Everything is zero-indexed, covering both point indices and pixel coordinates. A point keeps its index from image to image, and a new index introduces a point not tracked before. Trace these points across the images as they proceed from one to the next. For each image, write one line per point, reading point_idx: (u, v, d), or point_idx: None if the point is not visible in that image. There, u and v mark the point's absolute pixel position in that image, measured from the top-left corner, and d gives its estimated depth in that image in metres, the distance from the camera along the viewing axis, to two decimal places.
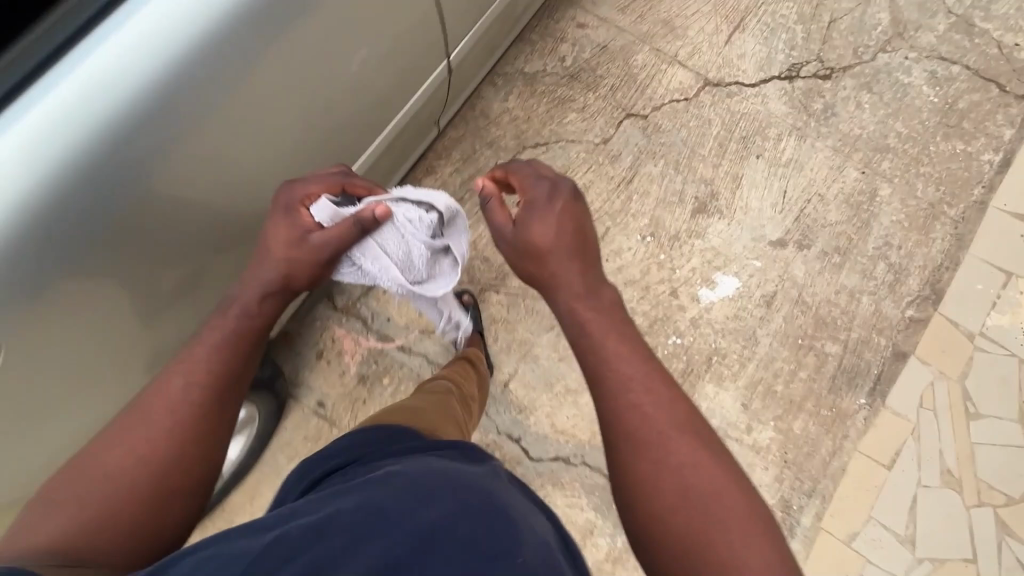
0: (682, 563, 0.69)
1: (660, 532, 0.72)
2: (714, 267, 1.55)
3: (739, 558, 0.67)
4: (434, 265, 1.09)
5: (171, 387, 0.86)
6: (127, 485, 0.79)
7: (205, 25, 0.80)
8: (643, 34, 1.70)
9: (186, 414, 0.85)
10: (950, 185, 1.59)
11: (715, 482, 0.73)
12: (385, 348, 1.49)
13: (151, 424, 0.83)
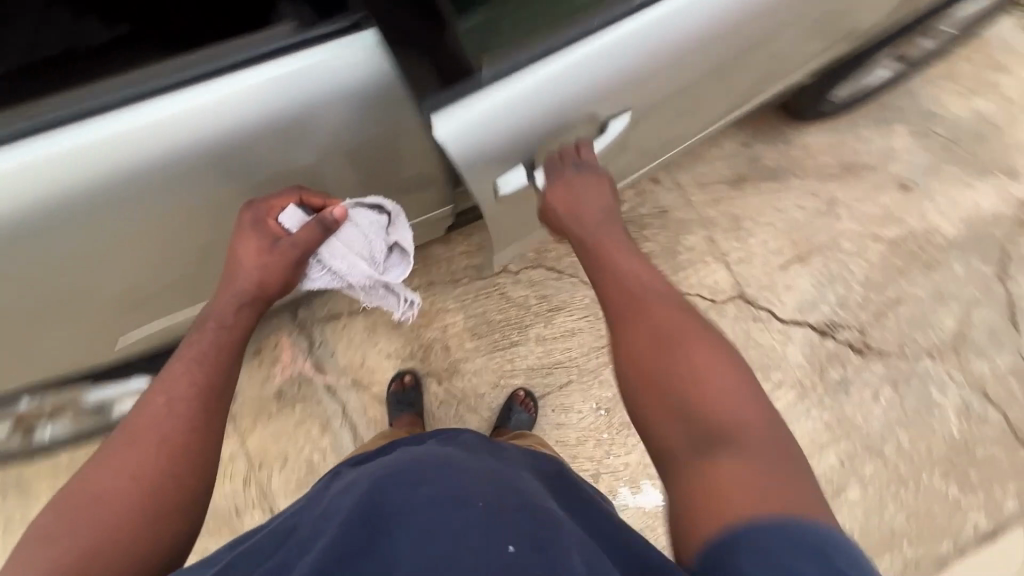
0: (680, 418, 0.69)
1: (655, 411, 0.71)
2: (646, 472, 1.48)
3: (705, 390, 0.69)
4: (399, 258, 0.95)
5: (164, 388, 0.77)
6: (125, 511, 0.68)
7: (238, 131, 0.76)
8: (708, 219, 1.65)
9: (185, 410, 0.75)
10: (924, 526, 1.46)
11: (702, 346, 0.73)
12: (313, 379, 1.51)
13: (142, 435, 0.73)
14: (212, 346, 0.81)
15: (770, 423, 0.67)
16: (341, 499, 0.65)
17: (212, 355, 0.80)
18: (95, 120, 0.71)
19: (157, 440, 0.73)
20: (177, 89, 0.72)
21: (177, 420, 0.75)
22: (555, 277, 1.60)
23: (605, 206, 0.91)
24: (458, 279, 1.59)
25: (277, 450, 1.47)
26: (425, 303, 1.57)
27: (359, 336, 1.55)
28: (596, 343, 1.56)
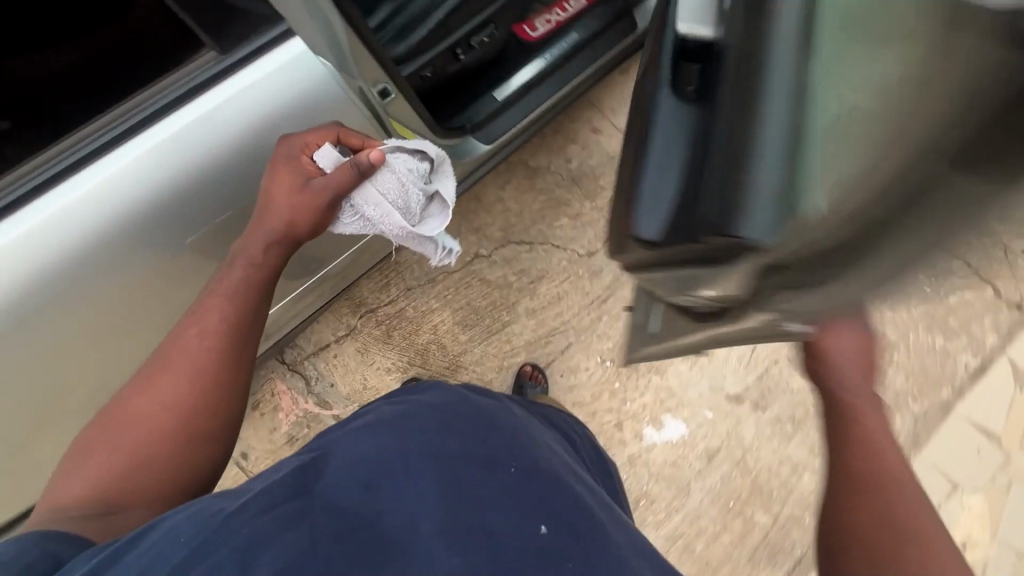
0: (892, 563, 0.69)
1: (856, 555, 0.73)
2: (664, 407, 1.53)
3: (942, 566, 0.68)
4: (436, 208, 1.08)
5: (189, 340, 0.95)
6: (159, 432, 0.88)
7: (187, 164, 0.85)
8: None
9: (199, 367, 0.93)
10: (922, 380, 1.56)
11: (912, 508, 0.74)
12: (320, 415, 1.49)
13: (171, 382, 0.91)
14: (222, 313, 0.97)
15: (953, 562, 0.69)
16: (365, 445, 0.67)
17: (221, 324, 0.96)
18: (66, 179, 0.79)
19: (184, 386, 0.91)
20: (126, 136, 0.81)
21: (200, 372, 0.93)
22: (527, 249, 1.61)
23: (865, 362, 0.85)
24: (434, 278, 1.58)
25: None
26: (409, 309, 1.56)
27: (353, 360, 1.52)
28: (584, 301, 1.58)
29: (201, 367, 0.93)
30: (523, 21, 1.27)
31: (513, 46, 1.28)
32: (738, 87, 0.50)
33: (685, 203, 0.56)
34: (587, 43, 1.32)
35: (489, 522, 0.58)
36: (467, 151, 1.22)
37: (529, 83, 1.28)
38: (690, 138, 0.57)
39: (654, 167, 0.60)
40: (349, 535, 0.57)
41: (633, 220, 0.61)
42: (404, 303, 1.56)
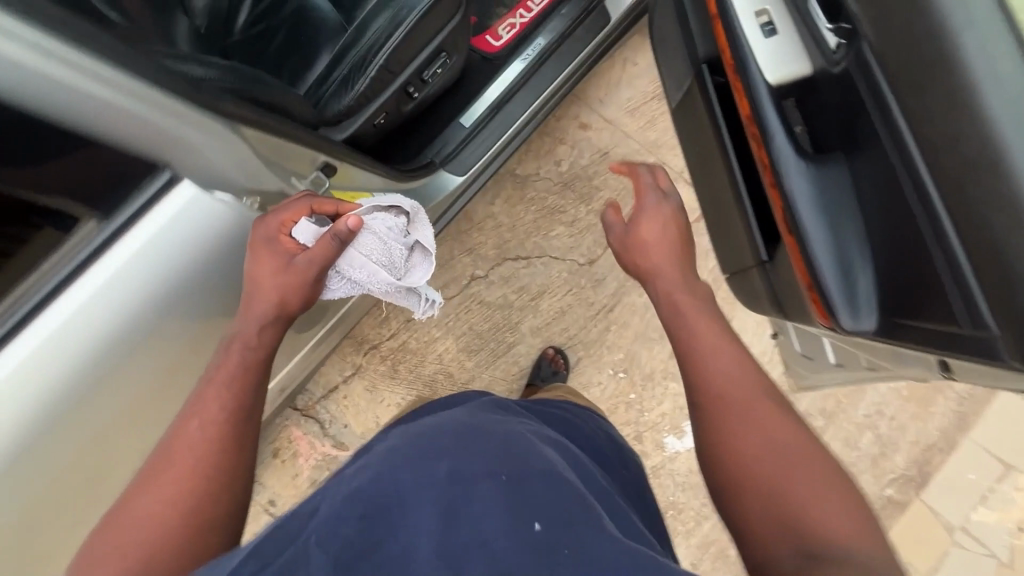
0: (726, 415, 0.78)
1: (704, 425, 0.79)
2: (684, 413, 1.47)
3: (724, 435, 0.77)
4: (421, 257, 0.98)
5: (190, 418, 0.76)
6: (171, 530, 0.68)
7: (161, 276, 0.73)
8: (651, 142, 1.56)
9: (208, 452, 0.74)
10: None
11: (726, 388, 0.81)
12: (340, 457, 1.50)
13: (177, 468, 0.73)
14: (223, 395, 0.78)
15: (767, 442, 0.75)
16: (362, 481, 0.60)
17: (224, 408, 0.77)
18: (48, 305, 0.68)
19: (187, 473, 0.72)
20: (109, 243, 0.71)
21: (209, 457, 0.74)
22: (524, 265, 1.54)
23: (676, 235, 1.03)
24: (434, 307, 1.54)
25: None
26: (411, 341, 1.53)
27: (364, 399, 1.52)
28: (589, 313, 1.51)
29: (208, 451, 0.74)
30: (487, 31, 1.22)
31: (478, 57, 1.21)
32: (862, 166, 0.71)
33: (884, 268, 0.71)
34: (558, 44, 1.21)
35: (485, 538, 0.52)
36: (436, 188, 1.13)
37: (500, 99, 1.18)
38: (858, 195, 0.73)
39: (820, 219, 0.74)
40: (356, 564, 0.50)
41: (843, 319, 0.75)
42: (405, 335, 1.53)
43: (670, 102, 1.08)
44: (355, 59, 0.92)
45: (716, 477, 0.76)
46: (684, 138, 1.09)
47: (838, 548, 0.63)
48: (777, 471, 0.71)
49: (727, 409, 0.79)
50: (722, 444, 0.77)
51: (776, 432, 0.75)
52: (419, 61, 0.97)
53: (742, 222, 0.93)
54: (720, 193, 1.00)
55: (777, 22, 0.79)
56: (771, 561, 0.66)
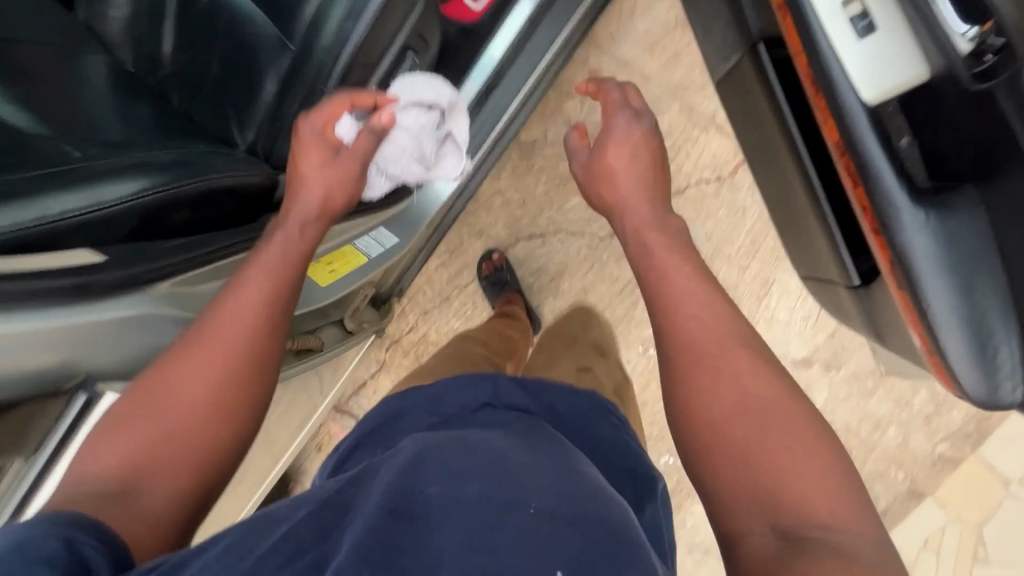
0: (726, 411, 0.64)
1: (695, 418, 0.66)
2: None
3: (716, 409, 0.65)
4: (453, 149, 0.90)
5: (233, 323, 0.69)
6: (191, 425, 0.64)
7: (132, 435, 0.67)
8: (676, 83, 1.32)
9: (240, 356, 0.67)
10: None
11: (725, 349, 0.68)
12: None
13: (208, 377, 0.66)
14: (260, 316, 0.70)
15: (785, 431, 0.62)
16: (404, 468, 0.50)
17: (265, 341, 0.70)
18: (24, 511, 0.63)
19: (216, 393, 0.65)
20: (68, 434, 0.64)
21: (237, 389, 0.67)
22: (540, 243, 1.41)
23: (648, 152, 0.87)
24: (450, 296, 1.47)
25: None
26: (431, 332, 1.48)
27: (393, 394, 1.52)
28: (614, 289, 1.40)
29: (241, 383, 0.67)
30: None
31: (452, 27, 1.00)
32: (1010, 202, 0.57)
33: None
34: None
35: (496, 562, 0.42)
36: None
37: (482, 90, 1.03)
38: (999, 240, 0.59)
39: (948, 279, 0.60)
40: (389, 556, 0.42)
41: (966, 389, 0.62)
42: (425, 328, 1.48)
43: (711, 75, 0.87)
44: (303, 82, 0.77)
45: (696, 461, 0.65)
46: (733, 116, 0.87)
47: (825, 531, 0.55)
48: (761, 442, 0.61)
49: (702, 365, 0.68)
50: (695, 407, 0.66)
51: (761, 403, 0.64)
52: (381, 72, 0.82)
53: (829, 244, 0.75)
54: (790, 195, 0.81)
55: (873, 12, 0.60)
56: (747, 542, 0.58)
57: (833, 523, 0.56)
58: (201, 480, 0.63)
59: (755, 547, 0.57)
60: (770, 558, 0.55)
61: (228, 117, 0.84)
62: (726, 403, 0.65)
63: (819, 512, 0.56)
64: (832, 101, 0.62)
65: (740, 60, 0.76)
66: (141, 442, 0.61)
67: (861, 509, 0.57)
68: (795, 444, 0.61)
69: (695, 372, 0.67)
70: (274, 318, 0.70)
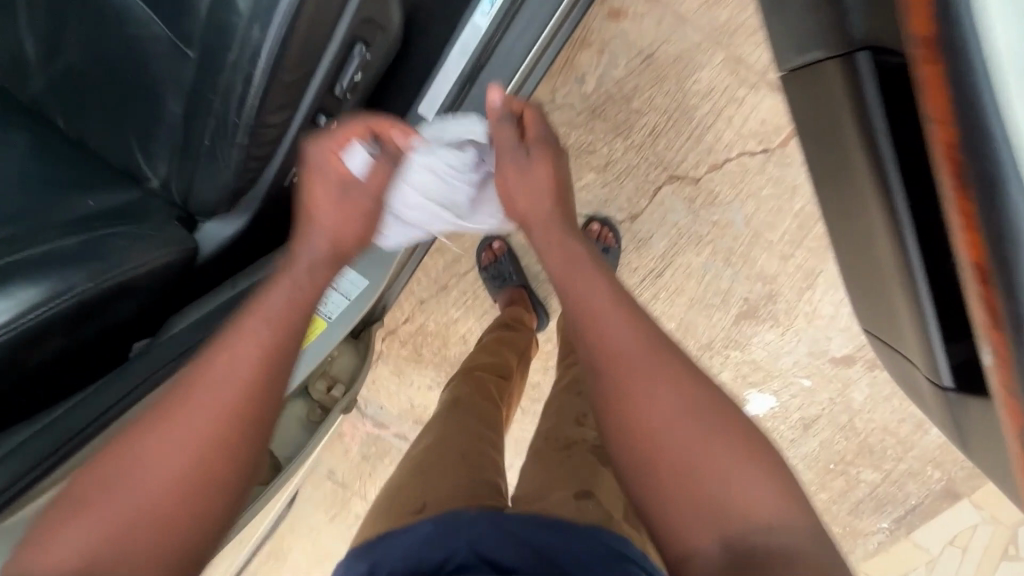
0: (650, 405, 0.56)
1: (620, 426, 0.57)
2: (748, 382, 1.26)
3: (642, 412, 0.56)
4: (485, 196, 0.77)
5: (209, 366, 0.56)
6: (168, 490, 0.50)
7: None
8: (720, 27, 1.03)
9: (234, 407, 0.54)
10: None
11: (640, 350, 0.59)
12: (382, 434, 1.48)
13: (182, 435, 0.53)
14: (261, 363, 0.57)
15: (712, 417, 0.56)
16: None
17: (258, 373, 0.56)
18: None
19: (196, 444, 0.52)
20: None
21: (220, 434, 0.53)
22: None
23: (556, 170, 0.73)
24: (449, 284, 1.32)
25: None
26: (429, 323, 1.36)
27: (393, 383, 1.43)
28: (633, 280, 1.22)
29: (226, 426, 0.54)
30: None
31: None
32: None
33: None
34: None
35: None
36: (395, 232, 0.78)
37: (467, 74, 0.80)
38: None
39: None
40: None
41: None
42: (422, 319, 1.36)
43: (779, 65, 0.64)
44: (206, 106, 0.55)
45: (623, 459, 0.57)
46: (801, 124, 0.65)
47: (760, 528, 0.50)
48: (694, 437, 0.54)
49: (626, 371, 0.58)
50: (633, 419, 0.57)
51: (685, 397, 0.56)
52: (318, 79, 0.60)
53: (912, 318, 0.56)
54: (863, 242, 0.61)
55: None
56: (688, 548, 0.51)
57: (761, 514, 0.51)
58: (190, 551, 0.50)
59: (694, 549, 0.51)
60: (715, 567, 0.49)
61: (129, 142, 0.63)
62: (663, 405, 0.56)
63: (752, 501, 0.52)
64: (973, 131, 0.36)
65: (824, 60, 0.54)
66: (102, 529, 0.48)
67: (796, 504, 0.53)
68: (720, 433, 0.55)
69: (623, 371, 0.58)
70: (271, 344, 0.57)
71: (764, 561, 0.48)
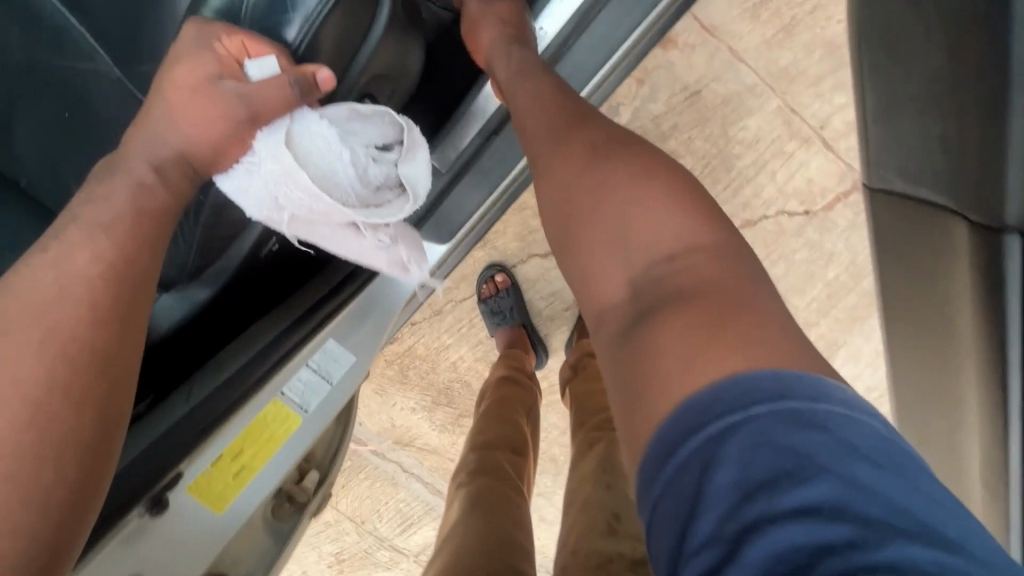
0: (574, 180, 0.47)
1: (555, 214, 0.49)
2: None
3: (577, 186, 0.47)
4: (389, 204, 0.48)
5: (40, 278, 0.41)
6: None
7: None
8: (778, 72, 0.92)
9: (58, 311, 0.40)
10: None
11: (560, 136, 0.50)
12: (358, 450, 1.39)
13: (21, 363, 0.39)
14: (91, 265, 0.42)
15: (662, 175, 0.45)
16: None
17: (95, 265, 0.42)
18: None
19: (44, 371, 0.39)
20: None
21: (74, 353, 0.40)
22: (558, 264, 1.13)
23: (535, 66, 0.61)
24: (445, 307, 1.22)
25: (366, 514, 1.42)
26: (419, 346, 1.26)
27: (375, 401, 1.34)
28: None
29: (83, 352, 0.40)
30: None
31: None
32: None
33: None
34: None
35: None
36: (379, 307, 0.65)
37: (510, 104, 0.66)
38: None
39: None
40: None
41: None
42: (411, 340, 1.26)
43: (867, 181, 0.52)
44: (171, 160, 0.45)
45: (542, 195, 0.50)
46: (884, 252, 0.54)
47: (664, 262, 0.41)
48: (600, 189, 0.46)
49: (556, 150, 0.49)
50: (574, 208, 0.47)
51: (594, 146, 0.48)
52: None
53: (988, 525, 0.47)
54: (941, 414, 0.51)
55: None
56: (601, 298, 0.44)
57: (679, 249, 0.42)
58: (90, 486, 0.39)
59: (604, 300, 0.44)
60: (622, 321, 0.42)
61: (65, 178, 0.49)
62: (570, 162, 0.48)
63: (660, 241, 0.42)
64: None
65: (936, 209, 0.43)
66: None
67: (730, 248, 0.42)
68: (628, 168, 0.46)
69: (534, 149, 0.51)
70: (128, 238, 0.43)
71: (696, 311, 0.38)
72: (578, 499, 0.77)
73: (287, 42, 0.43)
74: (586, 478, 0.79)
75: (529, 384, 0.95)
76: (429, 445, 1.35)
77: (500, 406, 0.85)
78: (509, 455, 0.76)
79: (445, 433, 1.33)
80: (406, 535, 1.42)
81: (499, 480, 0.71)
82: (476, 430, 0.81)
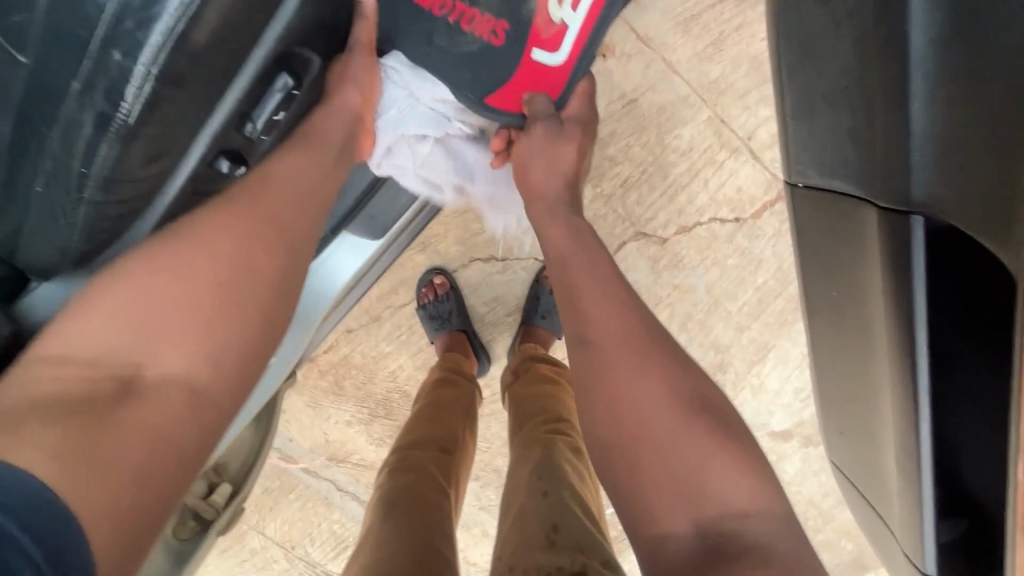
0: (643, 420, 0.51)
1: (621, 447, 0.51)
2: None
3: (644, 422, 0.51)
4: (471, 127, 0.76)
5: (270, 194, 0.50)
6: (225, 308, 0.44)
7: None
8: (708, 84, 0.96)
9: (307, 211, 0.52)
10: None
11: (627, 357, 0.54)
12: (288, 468, 1.30)
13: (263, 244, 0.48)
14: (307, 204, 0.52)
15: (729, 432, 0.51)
16: None
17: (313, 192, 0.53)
18: None
19: (209, 342, 0.43)
20: None
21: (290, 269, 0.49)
22: (500, 268, 1.12)
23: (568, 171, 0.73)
24: (384, 314, 1.18)
25: (296, 537, 1.32)
26: (355, 355, 1.20)
27: (307, 415, 1.27)
28: None
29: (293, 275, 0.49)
30: (534, 34, 0.69)
31: (479, 97, 0.71)
32: None
33: None
34: (605, 24, 0.70)
35: None
36: (311, 302, 0.69)
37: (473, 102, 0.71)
38: None
39: None
40: None
41: None
42: (347, 349, 1.20)
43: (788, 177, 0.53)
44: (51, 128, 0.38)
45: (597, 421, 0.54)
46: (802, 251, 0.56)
47: (736, 518, 0.47)
48: (670, 427, 0.51)
49: (622, 373, 0.53)
50: (629, 440, 0.51)
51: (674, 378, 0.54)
52: (224, 110, 0.42)
53: (904, 507, 0.49)
54: (852, 385, 0.53)
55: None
56: (658, 532, 0.48)
57: (742, 506, 0.48)
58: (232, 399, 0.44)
59: (666, 536, 0.47)
60: (683, 561, 0.46)
61: None
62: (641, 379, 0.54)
63: (730, 500, 0.48)
64: None
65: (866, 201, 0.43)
66: (53, 447, 0.35)
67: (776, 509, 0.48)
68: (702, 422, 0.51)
69: (601, 344, 0.55)
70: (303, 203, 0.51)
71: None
72: (515, 512, 0.78)
73: (171, 20, 0.32)
74: (523, 487, 0.81)
75: (464, 385, 1.01)
76: (365, 459, 1.28)
77: (431, 415, 0.93)
78: (436, 457, 0.86)
79: (382, 447, 1.27)
80: (340, 557, 1.33)
81: (420, 494, 0.78)
82: (409, 430, 0.91)
